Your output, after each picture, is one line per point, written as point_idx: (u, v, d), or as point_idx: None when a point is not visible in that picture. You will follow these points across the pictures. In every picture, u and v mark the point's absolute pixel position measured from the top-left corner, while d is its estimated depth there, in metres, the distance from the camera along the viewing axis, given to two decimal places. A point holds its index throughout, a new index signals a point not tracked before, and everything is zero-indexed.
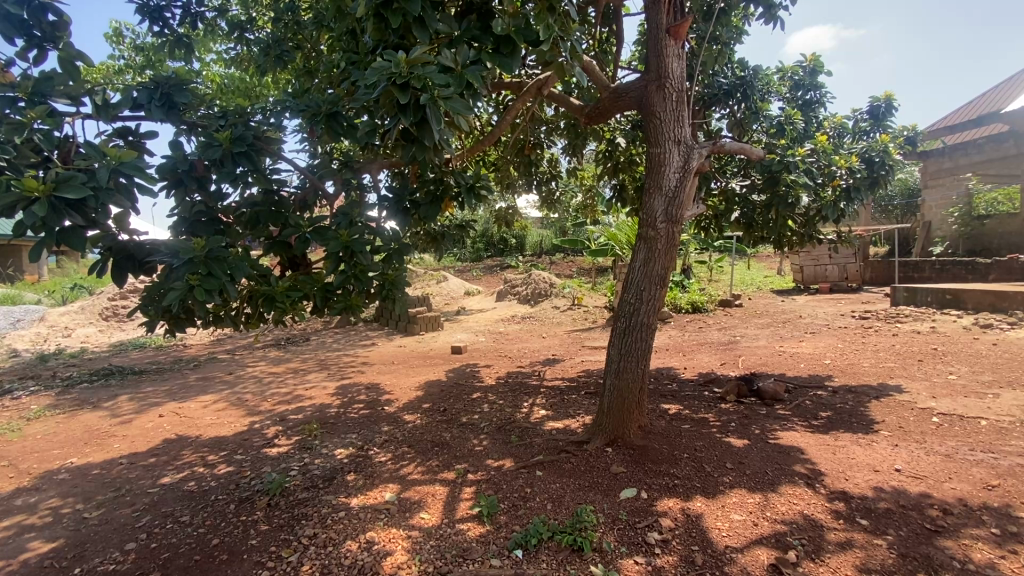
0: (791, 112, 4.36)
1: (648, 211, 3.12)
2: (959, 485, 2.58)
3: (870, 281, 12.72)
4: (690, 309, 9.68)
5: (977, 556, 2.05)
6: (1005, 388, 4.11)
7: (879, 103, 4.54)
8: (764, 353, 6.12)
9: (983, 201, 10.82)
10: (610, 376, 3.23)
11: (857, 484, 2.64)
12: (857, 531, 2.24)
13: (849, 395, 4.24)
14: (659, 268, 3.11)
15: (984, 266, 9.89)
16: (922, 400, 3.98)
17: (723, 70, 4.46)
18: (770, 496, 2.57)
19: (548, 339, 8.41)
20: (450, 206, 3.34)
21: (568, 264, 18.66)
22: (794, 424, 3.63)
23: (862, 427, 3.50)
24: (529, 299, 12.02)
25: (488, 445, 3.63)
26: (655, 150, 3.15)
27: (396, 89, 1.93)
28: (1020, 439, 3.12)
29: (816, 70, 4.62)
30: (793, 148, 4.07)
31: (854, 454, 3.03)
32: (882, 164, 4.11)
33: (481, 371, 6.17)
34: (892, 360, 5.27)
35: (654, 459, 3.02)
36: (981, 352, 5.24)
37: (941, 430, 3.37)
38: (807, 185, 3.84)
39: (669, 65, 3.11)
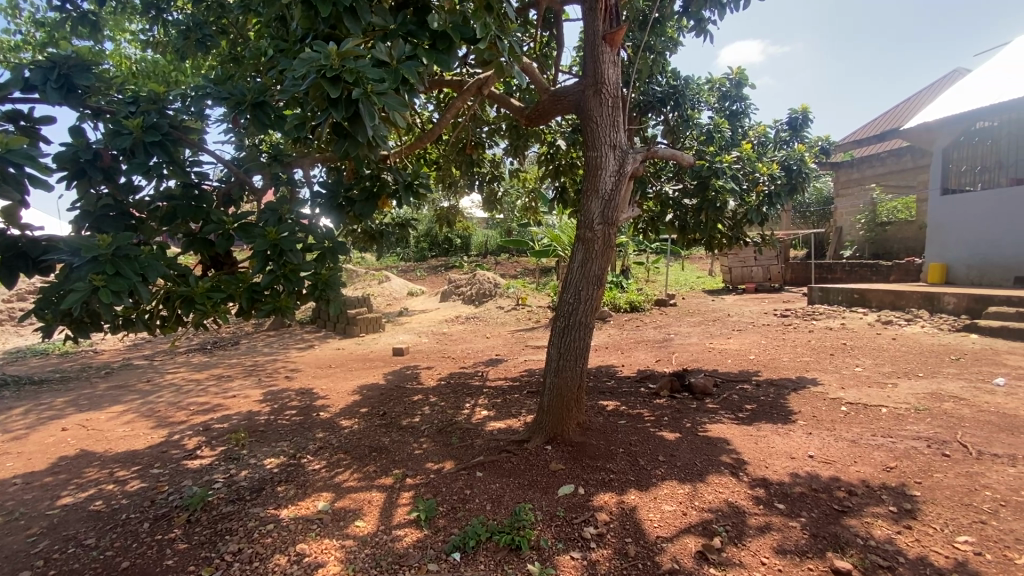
0: (719, 121, 4.59)
1: (585, 213, 3.19)
2: (863, 468, 2.82)
3: (791, 281, 13.66)
4: (628, 308, 10.02)
5: (878, 532, 2.22)
6: (903, 378, 4.55)
7: (797, 114, 4.83)
8: (696, 349, 6.42)
9: (885, 210, 12.05)
10: (550, 375, 3.28)
11: (776, 471, 2.83)
12: (775, 515, 2.38)
13: (770, 388, 4.53)
14: (597, 269, 3.18)
15: (886, 267, 10.99)
16: (833, 391, 4.33)
17: (657, 78, 4.63)
18: (698, 485, 2.69)
19: (492, 339, 8.41)
20: (388, 203, 3.24)
21: (513, 265, 18.80)
22: (722, 417, 3.83)
23: (781, 418, 3.75)
24: (473, 299, 12.00)
25: (429, 447, 3.58)
26: (591, 154, 3.22)
27: (326, 82, 1.83)
28: (914, 424, 3.45)
29: (741, 83, 4.90)
30: (720, 155, 4.31)
31: (773, 443, 3.24)
32: (800, 172, 4.42)
33: (422, 373, 6.06)
34: (808, 355, 5.69)
35: (591, 455, 3.09)
36: (884, 347, 5.74)
37: (848, 418, 3.68)
38: (734, 191, 4.09)
39: (605, 70, 3.18)
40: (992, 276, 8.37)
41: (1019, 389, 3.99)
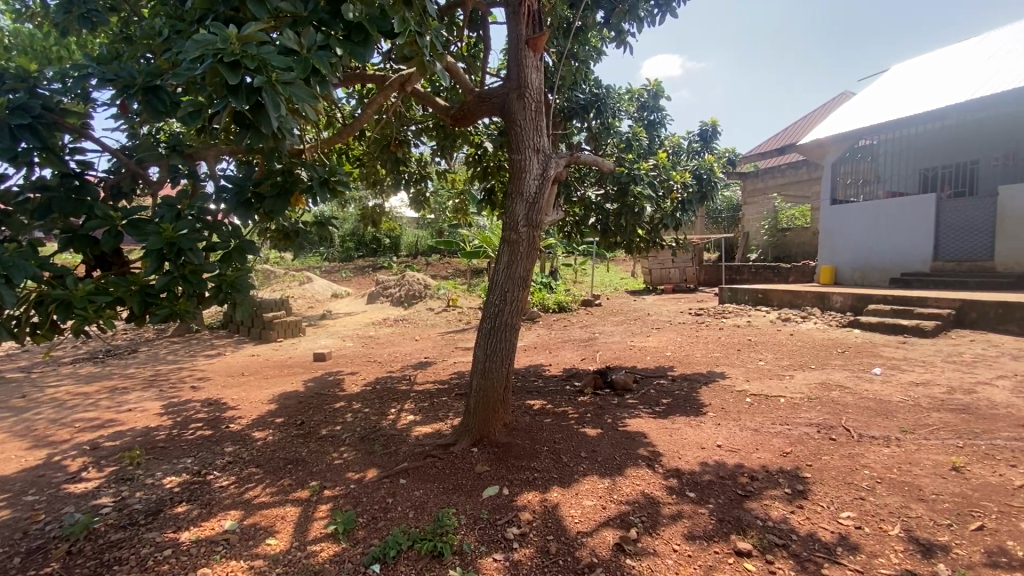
0: (637, 130, 4.80)
1: (510, 215, 3.21)
2: (763, 454, 3.06)
3: (704, 282, 14.63)
4: (557, 309, 10.26)
5: (775, 513, 2.41)
6: (798, 370, 5.01)
7: (708, 127, 5.15)
8: (619, 347, 6.69)
9: (785, 217, 13.25)
10: (476, 377, 3.28)
11: (688, 461, 3.00)
12: (686, 503, 2.52)
13: (685, 383, 4.81)
14: (521, 270, 3.20)
15: (785, 269, 12.08)
16: (739, 383, 4.68)
17: (580, 85, 4.77)
18: (617, 479, 2.79)
19: (421, 342, 8.26)
20: (304, 201, 3.05)
21: (443, 266, 18.62)
22: (641, 412, 4.01)
23: (693, 411, 4.00)
24: (401, 301, 11.74)
25: (349, 457, 3.44)
26: (516, 157, 3.25)
27: (224, 67, 1.70)
28: (806, 412, 3.81)
29: (658, 94, 5.15)
30: (638, 163, 4.53)
31: (685, 435, 3.43)
32: (709, 180, 4.73)
33: (345, 379, 5.83)
34: (718, 351, 6.11)
35: (516, 455, 3.11)
36: (783, 342, 6.29)
37: (751, 408, 3.99)
38: (651, 197, 4.33)
39: (528, 75, 3.22)
40: (872, 278, 9.44)
41: (892, 377, 4.52)
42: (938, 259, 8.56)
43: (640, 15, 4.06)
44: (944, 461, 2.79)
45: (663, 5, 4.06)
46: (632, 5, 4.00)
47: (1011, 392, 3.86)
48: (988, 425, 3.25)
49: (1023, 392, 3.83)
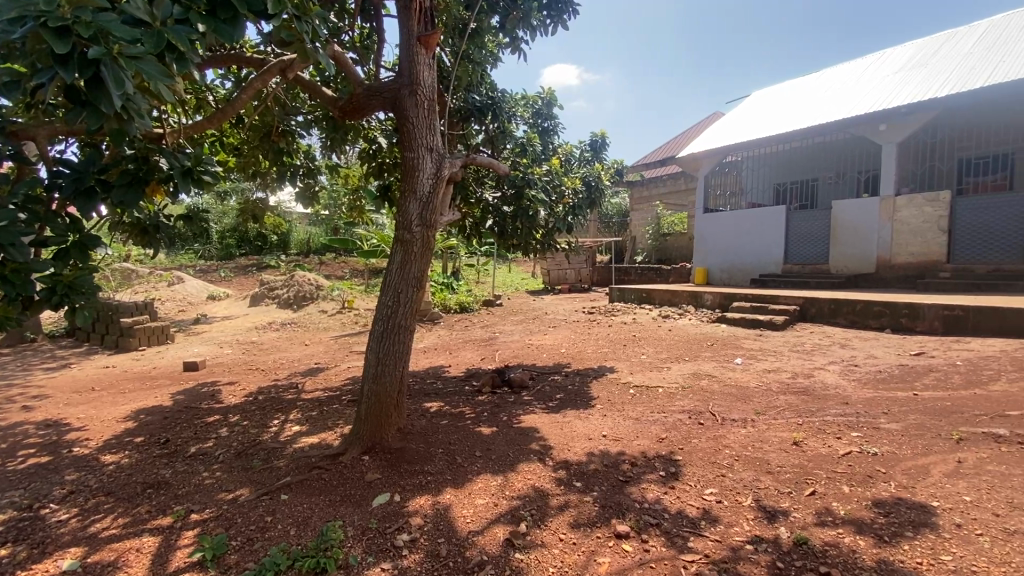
0: (531, 135, 4.91)
1: (403, 214, 3.14)
2: (643, 441, 3.32)
3: (598, 282, 15.50)
4: (458, 309, 10.23)
5: (650, 495, 2.61)
6: (675, 362, 5.50)
7: (597, 137, 5.41)
8: (517, 346, 6.84)
9: (666, 223, 14.50)
10: (367, 382, 3.17)
11: (576, 452, 3.16)
12: (572, 493, 2.64)
13: (577, 378, 5.06)
14: (415, 271, 3.14)
15: (667, 270, 13.20)
16: (625, 376, 5.03)
17: (476, 88, 4.79)
18: (509, 475, 2.86)
19: (312, 346, 7.77)
20: (165, 192, 2.71)
21: (339, 265, 17.70)
22: (535, 408, 4.14)
23: (583, 404, 4.22)
24: (291, 303, 10.95)
25: (223, 475, 3.13)
26: (408, 155, 3.18)
27: (49, 33, 1.46)
28: (680, 400, 4.20)
29: (551, 102, 5.32)
30: (532, 167, 4.66)
31: (575, 427, 3.61)
32: (598, 187, 4.99)
33: (222, 389, 5.30)
34: (608, 346, 6.51)
35: (409, 459, 3.04)
36: (664, 337, 6.86)
37: (635, 398, 4.31)
38: (544, 202, 4.49)
39: (420, 72, 3.17)
40: (738, 278, 10.67)
41: (751, 366, 5.12)
42: (787, 262, 9.89)
43: (533, 24, 4.17)
44: (788, 437, 3.22)
45: (554, 17, 4.23)
46: (525, 13, 4.11)
47: (839, 375, 4.56)
48: (821, 404, 3.81)
49: (847, 374, 4.54)
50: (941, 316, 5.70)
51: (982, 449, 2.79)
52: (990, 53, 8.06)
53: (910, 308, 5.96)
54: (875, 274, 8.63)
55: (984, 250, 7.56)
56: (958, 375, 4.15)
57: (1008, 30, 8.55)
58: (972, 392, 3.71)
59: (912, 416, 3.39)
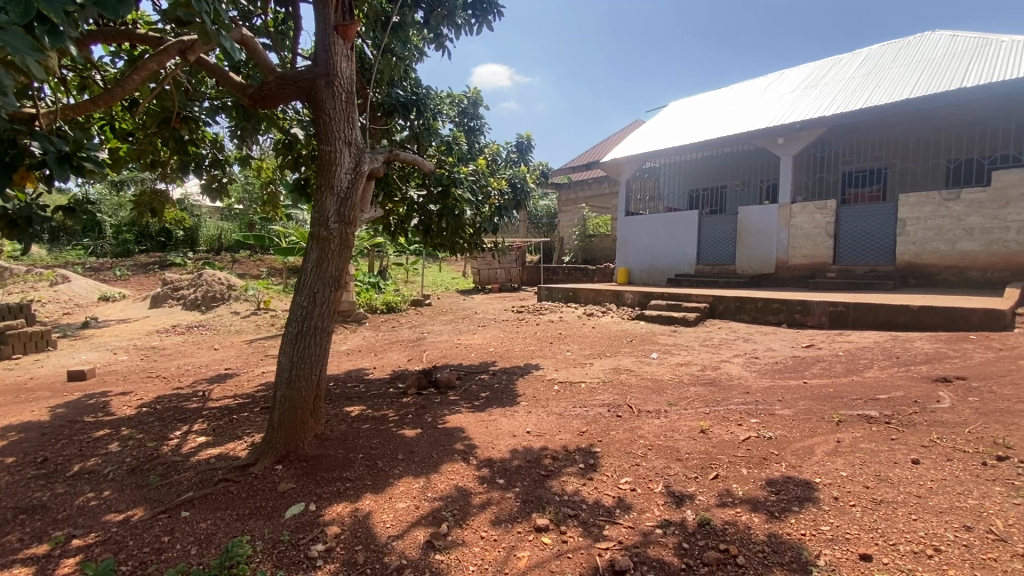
0: (457, 134, 4.87)
1: (320, 209, 3.00)
2: (565, 435, 3.41)
3: (527, 282, 15.74)
4: (385, 309, 9.95)
5: (570, 487, 2.69)
6: (598, 358, 5.71)
7: (523, 139, 5.43)
8: (445, 346, 6.77)
9: (592, 225, 15.02)
10: (280, 387, 3.01)
11: (499, 449, 3.19)
12: (495, 491, 2.66)
13: (503, 376, 5.11)
14: (333, 270, 3.02)
15: (592, 270, 13.68)
16: (550, 373, 5.14)
17: (400, 83, 4.67)
18: (432, 477, 2.83)
19: (223, 351, 7.23)
20: (39, 180, 2.40)
21: (255, 263, 16.58)
22: (461, 408, 4.13)
23: (509, 401, 4.26)
24: (198, 304, 10.12)
25: (113, 494, 2.83)
26: (325, 148, 3.04)
27: None
28: (602, 394, 4.37)
29: (477, 102, 5.31)
30: (458, 166, 4.63)
31: (500, 425, 3.64)
32: (523, 189, 5.03)
33: (115, 400, 4.79)
34: (535, 345, 6.62)
35: (327, 467, 2.92)
36: (588, 334, 7.10)
37: (559, 394, 4.42)
38: (471, 201, 4.48)
39: (338, 63, 3.05)
40: (656, 277, 11.31)
41: (666, 360, 5.43)
42: (700, 263, 10.59)
43: (458, 23, 4.15)
44: (696, 426, 3.45)
45: (479, 17, 4.24)
46: (449, 11, 4.09)
47: (743, 366, 4.94)
48: (727, 395, 4.11)
49: (749, 366, 4.95)
50: (828, 312, 6.34)
51: (858, 430, 3.14)
52: (868, 79, 9.08)
53: (802, 305, 6.59)
54: (774, 274, 9.46)
55: (862, 252, 8.50)
56: (840, 364, 4.65)
57: (882, 59, 9.69)
58: (851, 379, 4.17)
59: (802, 402, 3.75)
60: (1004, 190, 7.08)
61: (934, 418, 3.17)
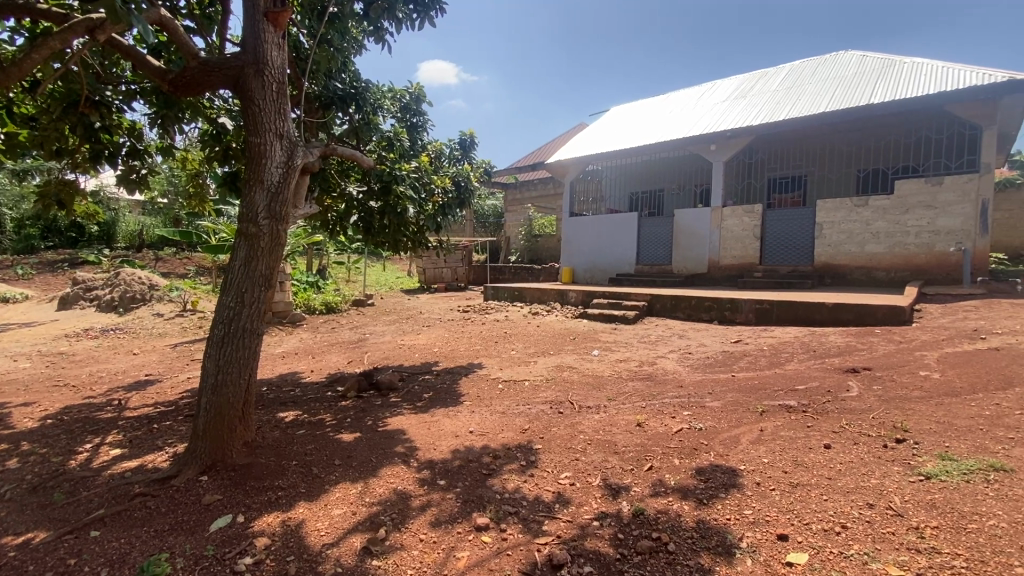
0: (398, 130, 4.77)
1: (248, 205, 2.85)
2: (507, 433, 3.43)
3: (473, 281, 15.69)
4: (324, 310, 9.60)
5: (510, 485, 2.71)
6: (541, 356, 5.78)
7: (467, 137, 5.38)
8: (387, 347, 6.62)
9: (538, 225, 15.20)
10: (205, 394, 2.84)
11: (441, 450, 3.16)
12: (435, 492, 2.63)
13: (447, 376, 5.07)
14: (264, 268, 2.88)
15: (538, 270, 13.84)
16: (495, 372, 5.16)
17: (338, 75, 4.52)
18: (370, 481, 2.76)
19: (143, 356, 6.71)
20: None
21: (181, 261, 15.52)
22: (402, 409, 4.06)
23: (452, 402, 4.24)
24: (115, 305, 9.34)
25: (9, 516, 2.55)
26: (254, 140, 2.89)
27: None
28: (544, 391, 4.43)
29: (420, 98, 5.22)
30: (400, 163, 4.53)
31: (442, 426, 3.61)
32: (468, 188, 4.93)
33: (14, 412, 4.33)
34: (479, 344, 6.62)
35: (257, 476, 2.78)
36: (532, 333, 7.18)
37: (502, 393, 4.44)
38: (413, 199, 4.41)
39: (268, 51, 2.90)
40: (598, 276, 11.63)
41: (606, 357, 5.58)
42: (640, 263, 10.97)
43: (398, 16, 4.06)
44: (633, 420, 3.57)
45: (421, 12, 4.18)
46: (389, 4, 4.00)
47: (677, 362, 5.17)
48: (662, 389, 4.28)
49: (684, 361, 5.18)
50: (755, 310, 6.75)
51: (778, 419, 3.37)
52: (791, 92, 9.75)
53: (732, 303, 6.98)
54: (707, 274, 9.97)
55: (785, 254, 9.12)
56: (764, 358, 4.97)
57: (803, 74, 10.44)
58: (774, 372, 4.46)
59: (730, 395, 3.98)
60: (905, 198, 7.82)
61: (844, 406, 3.46)
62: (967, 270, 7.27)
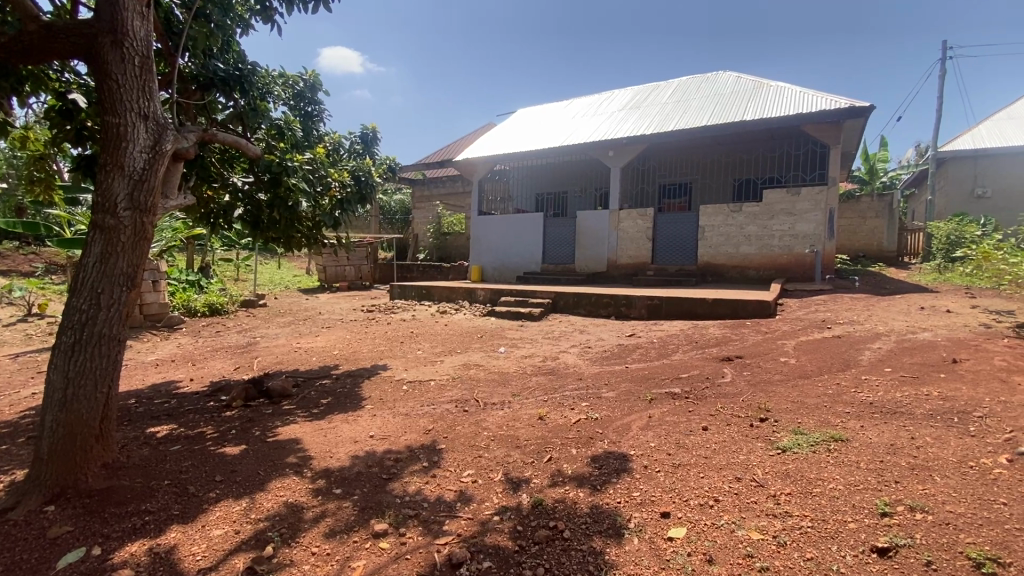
0: (290, 118, 4.45)
1: (103, 193, 2.50)
2: (410, 435, 3.36)
3: (379, 280, 15.22)
4: (208, 312, 8.73)
5: (411, 487, 2.66)
6: (447, 355, 5.75)
7: (368, 131, 5.15)
8: (281, 351, 6.17)
9: (446, 223, 15.11)
10: (51, 411, 2.46)
11: (338, 458, 3.01)
12: (330, 502, 2.51)
13: (347, 379, 4.84)
14: (125, 266, 2.55)
15: (446, 268, 13.71)
16: (398, 373, 5.03)
17: (219, 54, 4.12)
18: (257, 496, 2.56)
19: None
20: None
21: (25, 256, 13.24)
22: (297, 417, 3.81)
23: (352, 406, 4.06)
24: None
25: None
26: (110, 120, 2.53)
27: None
28: (449, 391, 4.40)
29: (316, 86, 4.91)
30: (291, 153, 4.22)
31: (340, 432, 3.44)
32: (369, 182, 4.64)
33: None
34: (383, 344, 6.42)
35: (118, 501, 2.45)
36: (439, 332, 7.10)
37: (406, 394, 4.34)
38: (306, 193, 4.13)
39: (128, 21, 2.55)
40: (506, 275, 11.82)
41: (512, 354, 5.68)
42: (545, 262, 11.32)
43: None
44: (535, 413, 3.67)
45: None
46: None
47: (578, 356, 5.40)
48: (563, 382, 4.45)
49: (584, 355, 5.43)
50: (647, 306, 7.26)
51: (665, 405, 3.66)
52: (678, 106, 10.60)
53: (627, 299, 7.45)
54: (607, 272, 10.53)
55: (674, 254, 9.91)
56: (654, 350, 5.37)
57: (689, 90, 11.39)
58: (662, 363, 4.83)
59: (624, 385, 4.24)
60: (771, 205, 8.84)
61: (720, 391, 3.84)
62: (818, 269, 8.42)
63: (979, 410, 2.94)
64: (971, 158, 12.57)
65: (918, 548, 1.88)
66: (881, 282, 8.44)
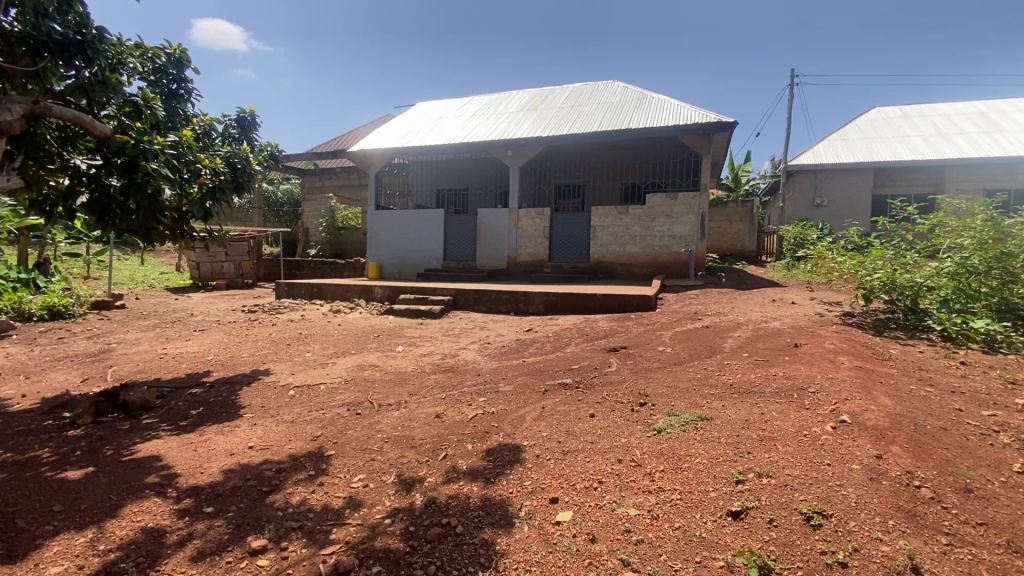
0: (148, 95, 3.93)
1: None
2: (295, 443, 3.16)
3: (264, 277, 14.18)
4: (47, 316, 7.48)
5: (294, 498, 2.50)
6: (339, 356, 5.49)
7: (245, 114, 4.72)
8: (142, 359, 5.45)
9: (340, 217, 14.27)
10: None
11: (210, 473, 2.75)
12: (199, 522, 2.28)
13: (223, 388, 4.41)
14: None
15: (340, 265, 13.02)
16: (284, 377, 4.70)
17: (55, 15, 3.51)
18: (107, 524, 2.25)
19: None
20: None
21: None
22: (161, 431, 3.41)
23: (228, 416, 3.72)
24: None
25: None
26: None
27: None
28: (341, 394, 4.21)
29: (182, 62, 4.38)
30: (149, 135, 3.73)
31: (214, 445, 3.14)
32: (245, 170, 4.28)
33: None
34: (267, 348, 5.94)
35: None
36: (331, 333, 6.74)
37: (292, 400, 4.07)
38: (170, 179, 3.68)
39: None
40: (405, 272, 11.56)
41: (409, 352, 5.57)
42: (445, 259, 11.27)
43: None
44: (432, 412, 3.64)
45: None
46: None
47: (477, 352, 5.45)
48: (460, 379, 4.46)
49: (482, 351, 5.49)
50: (544, 301, 7.53)
51: (557, 396, 3.83)
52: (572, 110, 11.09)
53: (525, 295, 7.66)
54: (506, 269, 10.75)
55: (568, 252, 10.38)
56: (548, 344, 5.59)
57: (582, 96, 11.96)
58: (556, 356, 5.04)
59: (520, 378, 4.37)
60: (653, 207, 9.60)
61: (607, 379, 4.11)
62: (692, 266, 9.31)
63: (813, 386, 3.45)
64: (812, 172, 14.69)
65: (763, 508, 2.17)
66: (743, 278, 9.56)
